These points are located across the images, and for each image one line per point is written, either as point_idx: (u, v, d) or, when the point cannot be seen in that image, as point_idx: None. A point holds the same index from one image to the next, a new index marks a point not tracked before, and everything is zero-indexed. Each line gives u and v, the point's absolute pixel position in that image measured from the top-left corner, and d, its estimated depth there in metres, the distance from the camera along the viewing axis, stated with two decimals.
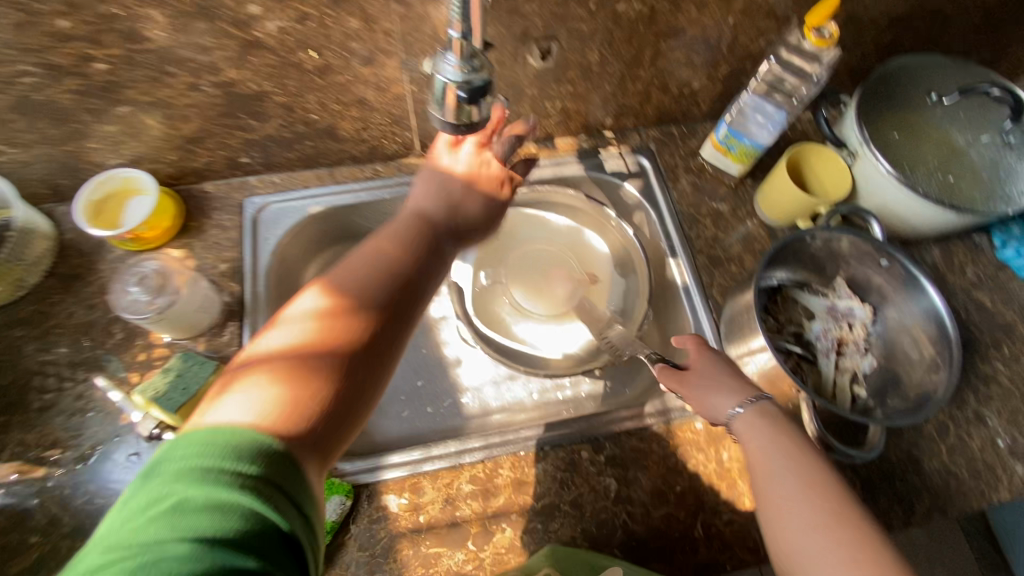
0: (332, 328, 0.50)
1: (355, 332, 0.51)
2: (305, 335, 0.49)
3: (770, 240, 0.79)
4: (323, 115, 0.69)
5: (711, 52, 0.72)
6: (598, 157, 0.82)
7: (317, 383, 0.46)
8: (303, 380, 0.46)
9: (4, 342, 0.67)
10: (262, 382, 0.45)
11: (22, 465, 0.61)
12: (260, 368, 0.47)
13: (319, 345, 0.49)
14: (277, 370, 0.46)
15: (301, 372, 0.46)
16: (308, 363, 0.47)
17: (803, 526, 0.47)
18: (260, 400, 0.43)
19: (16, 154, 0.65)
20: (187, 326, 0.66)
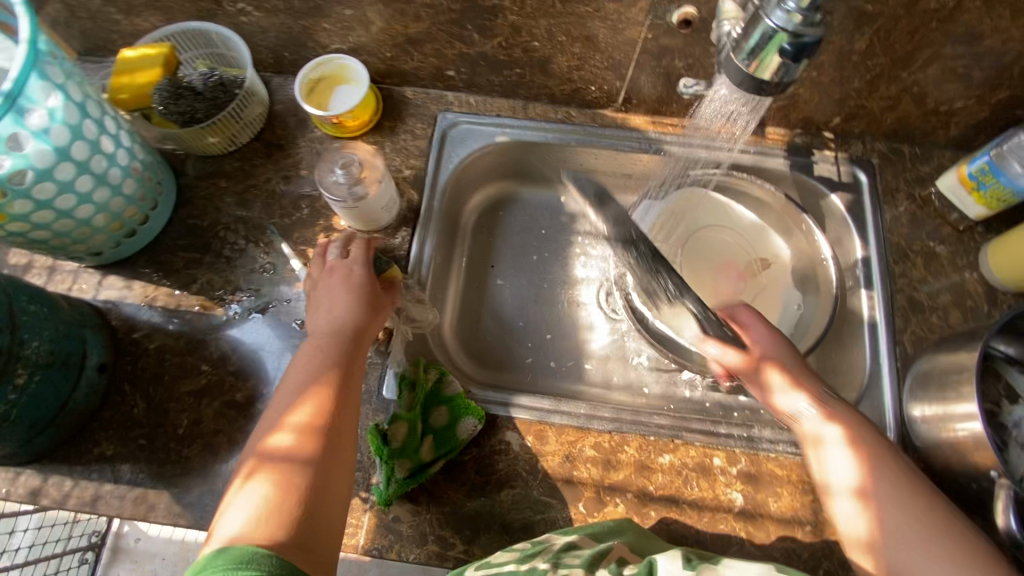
0: (314, 368, 0.56)
1: (346, 366, 0.57)
2: (304, 377, 0.56)
3: (987, 299, 0.68)
4: (544, 45, 0.66)
5: (1000, 68, 0.61)
6: (809, 157, 0.74)
7: (312, 442, 0.51)
8: (304, 444, 0.51)
9: (210, 190, 0.73)
10: (287, 437, 0.52)
11: (206, 301, 0.68)
12: (296, 363, 0.57)
13: (314, 391, 0.54)
14: (295, 424, 0.53)
15: (313, 404, 0.54)
16: (309, 430, 0.52)
17: (870, 442, 0.54)
18: (283, 457, 0.51)
19: (260, 19, 0.69)
20: (373, 219, 0.68)
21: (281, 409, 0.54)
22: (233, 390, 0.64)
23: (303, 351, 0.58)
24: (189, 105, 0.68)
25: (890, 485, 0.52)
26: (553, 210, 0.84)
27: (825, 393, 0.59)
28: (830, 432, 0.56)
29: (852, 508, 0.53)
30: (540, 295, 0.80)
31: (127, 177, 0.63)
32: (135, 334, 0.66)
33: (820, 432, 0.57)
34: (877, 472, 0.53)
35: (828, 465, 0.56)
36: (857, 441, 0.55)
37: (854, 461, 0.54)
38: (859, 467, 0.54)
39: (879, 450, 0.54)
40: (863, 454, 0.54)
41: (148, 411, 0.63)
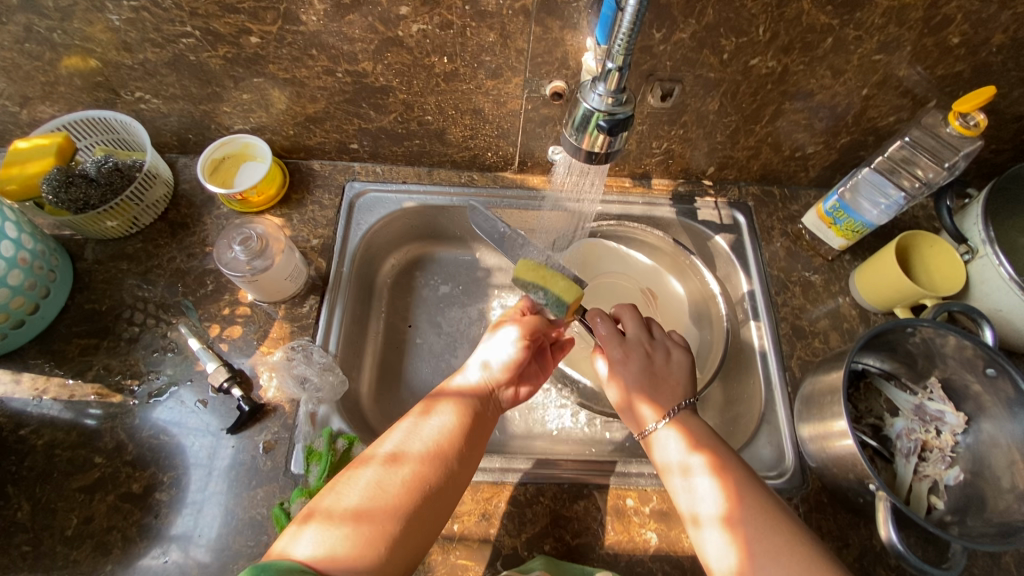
0: (478, 416, 0.58)
1: (475, 422, 0.58)
2: (454, 413, 0.57)
3: (860, 321, 0.74)
4: (437, 118, 0.71)
5: (834, 120, 0.70)
6: (692, 204, 0.81)
7: (422, 472, 0.52)
8: (426, 468, 0.53)
9: (110, 273, 0.72)
10: (408, 468, 0.52)
11: (102, 389, 0.65)
12: (442, 403, 0.59)
13: (466, 418, 0.58)
14: (418, 457, 0.53)
15: (456, 436, 0.56)
16: (437, 458, 0.54)
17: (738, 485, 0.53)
18: (396, 487, 0.51)
19: (159, 105, 0.71)
20: (273, 283, 0.67)
21: (355, 489, 0.50)
22: (130, 481, 0.61)
23: (460, 392, 0.60)
24: (82, 192, 0.67)
25: (756, 514, 0.51)
26: (468, 266, 0.87)
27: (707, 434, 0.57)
28: (695, 460, 0.55)
29: (718, 536, 0.51)
30: (460, 351, 0.80)
31: (11, 269, 0.62)
32: (22, 430, 0.63)
33: (687, 462, 0.55)
34: (743, 497, 0.52)
35: (696, 494, 0.54)
36: (721, 469, 0.54)
37: (720, 489, 0.53)
38: (725, 496, 0.52)
39: (740, 474, 0.54)
40: (728, 483, 0.53)
41: (32, 514, 0.59)
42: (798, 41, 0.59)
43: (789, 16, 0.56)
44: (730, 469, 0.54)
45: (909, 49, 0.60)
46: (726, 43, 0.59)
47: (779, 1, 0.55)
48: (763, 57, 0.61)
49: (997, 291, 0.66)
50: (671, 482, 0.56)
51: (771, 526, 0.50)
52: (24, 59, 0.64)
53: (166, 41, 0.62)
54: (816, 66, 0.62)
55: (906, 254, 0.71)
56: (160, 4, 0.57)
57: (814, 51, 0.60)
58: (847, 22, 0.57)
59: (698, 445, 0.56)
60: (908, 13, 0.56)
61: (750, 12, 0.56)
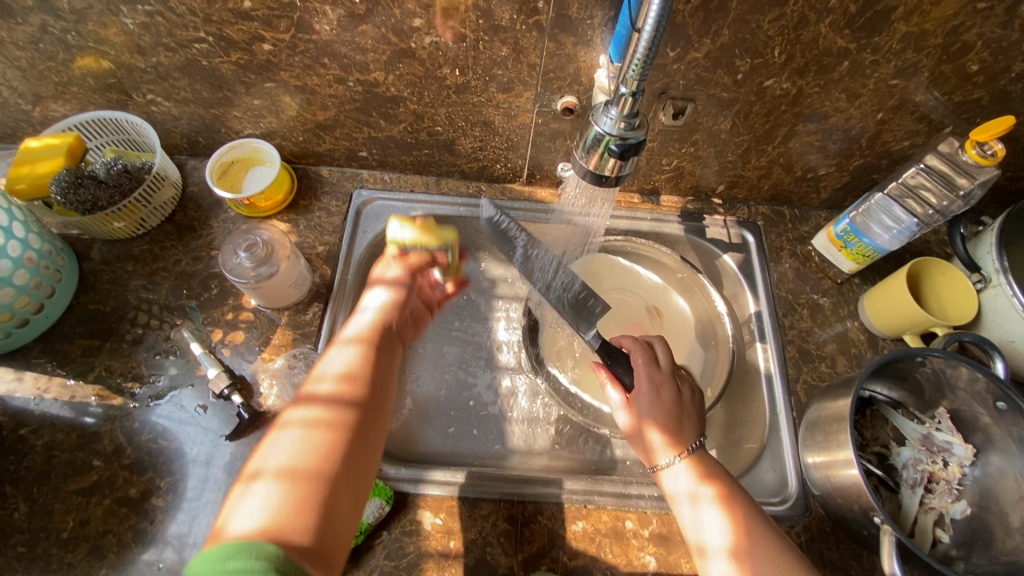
0: (334, 420, 0.52)
1: (361, 416, 0.53)
2: (315, 422, 0.51)
3: (868, 346, 0.73)
4: (446, 129, 0.71)
5: (848, 142, 0.69)
6: (701, 222, 0.80)
7: (331, 435, 0.50)
8: (326, 429, 0.51)
9: (115, 274, 0.72)
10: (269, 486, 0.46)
11: (103, 390, 0.65)
12: (301, 412, 0.52)
13: (329, 426, 0.51)
14: (281, 474, 0.47)
15: (325, 445, 0.49)
16: (340, 424, 0.51)
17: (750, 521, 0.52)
18: (304, 452, 0.49)
19: (170, 108, 0.71)
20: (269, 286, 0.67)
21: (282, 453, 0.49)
22: (127, 485, 0.60)
23: (320, 398, 0.53)
24: (90, 193, 0.68)
25: (763, 546, 0.50)
26: (473, 276, 0.86)
27: (718, 466, 0.57)
28: (704, 491, 0.55)
29: (725, 568, 0.51)
30: (463, 362, 0.80)
31: (18, 268, 0.62)
32: (22, 429, 0.63)
33: (696, 491, 0.55)
34: (751, 531, 0.52)
35: (703, 525, 0.53)
36: (729, 501, 0.54)
37: (727, 521, 0.52)
38: (732, 528, 0.52)
39: (749, 505, 0.54)
40: (736, 516, 0.53)
41: (28, 515, 0.59)
42: (814, 64, 0.58)
43: (805, 39, 0.56)
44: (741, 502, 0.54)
45: (927, 75, 0.59)
46: (740, 64, 0.59)
47: (796, 24, 0.54)
48: (777, 78, 0.60)
49: (1011, 322, 0.65)
50: (679, 512, 0.56)
51: (781, 565, 0.49)
52: (38, 59, 0.64)
53: (179, 46, 0.62)
54: (831, 89, 0.61)
55: (917, 281, 0.70)
56: (175, 10, 0.57)
57: (830, 74, 0.59)
58: (864, 46, 0.56)
59: (707, 476, 0.56)
60: (927, 40, 0.56)
61: (766, 34, 0.55)
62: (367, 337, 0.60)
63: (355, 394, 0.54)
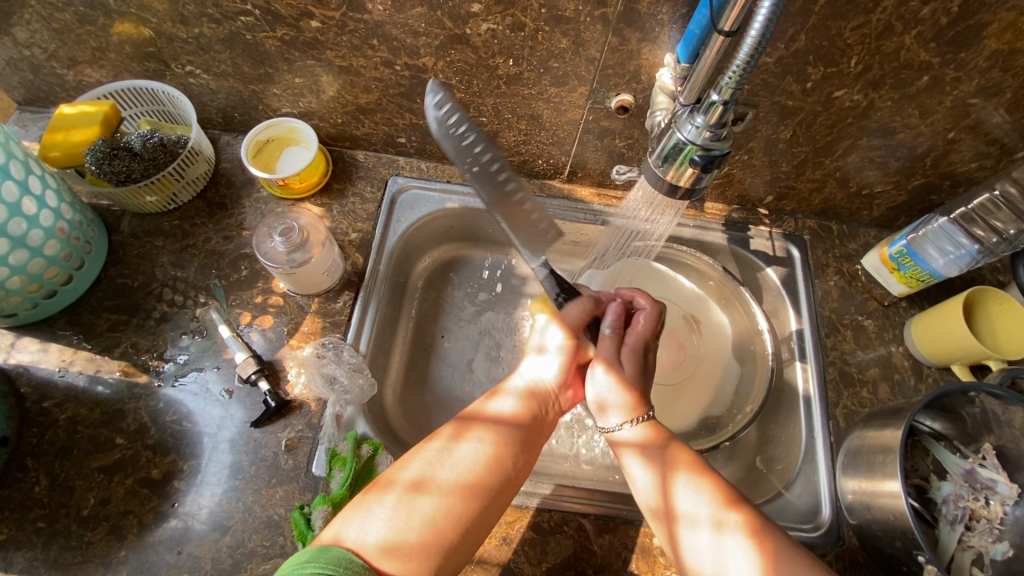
0: (502, 437, 0.54)
1: (527, 437, 0.56)
2: (490, 440, 0.53)
3: (912, 373, 0.71)
4: (491, 120, 0.68)
5: (911, 160, 0.66)
6: (745, 232, 0.77)
7: (461, 501, 0.49)
8: (462, 498, 0.50)
9: (144, 248, 0.70)
10: (435, 498, 0.49)
11: (128, 367, 0.64)
12: (478, 427, 0.54)
13: (501, 443, 0.54)
14: (446, 489, 0.49)
15: (490, 465, 0.52)
16: (474, 492, 0.50)
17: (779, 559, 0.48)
18: (431, 517, 0.48)
19: (208, 81, 0.69)
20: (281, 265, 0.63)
21: (361, 525, 0.47)
22: (149, 466, 0.59)
23: (501, 416, 0.56)
24: (124, 165, 0.66)
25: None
26: (504, 272, 0.84)
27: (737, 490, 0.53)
28: (730, 518, 0.50)
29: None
30: (490, 360, 0.78)
31: (49, 238, 0.61)
32: (46, 402, 0.62)
33: (720, 518, 0.50)
34: (782, 566, 0.47)
35: (727, 556, 0.49)
36: (758, 533, 0.49)
37: (755, 558, 0.48)
38: (760, 564, 0.48)
39: (775, 534, 0.49)
40: (765, 550, 0.48)
41: (49, 490, 0.58)
42: (891, 76, 0.55)
43: (886, 50, 0.52)
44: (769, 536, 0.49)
45: (1009, 96, 0.56)
46: (812, 72, 0.55)
47: (878, 33, 0.51)
48: (849, 90, 0.57)
49: None
50: (695, 537, 0.51)
51: None
52: (77, 22, 0.62)
53: (224, 18, 0.59)
54: (904, 105, 0.58)
55: (972, 310, 0.67)
56: None
57: (906, 88, 0.56)
58: (948, 61, 0.53)
59: (734, 502, 0.51)
60: (1016, 58, 0.52)
61: (845, 42, 0.52)
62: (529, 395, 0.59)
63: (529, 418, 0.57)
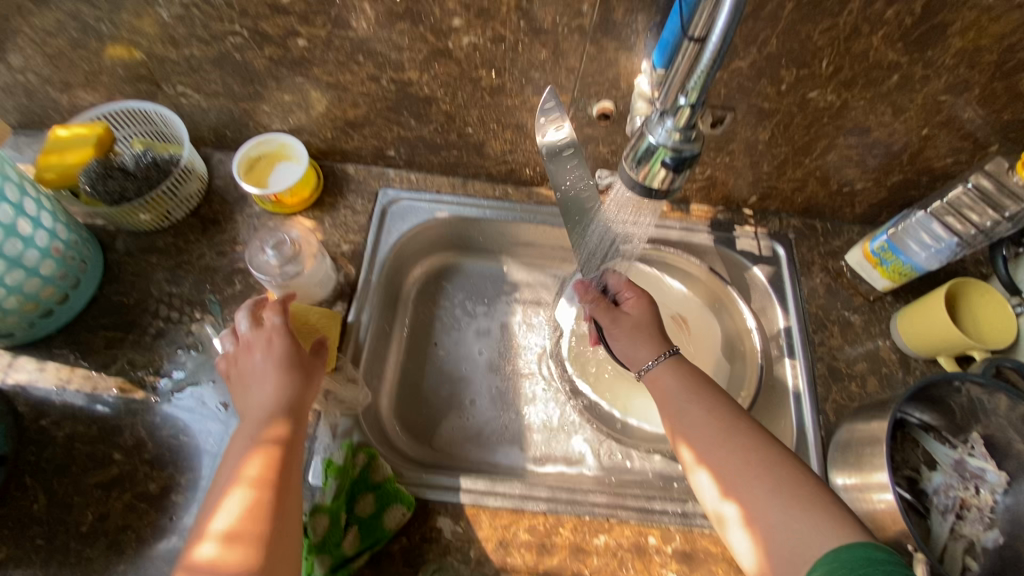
0: (280, 430, 0.53)
1: (294, 419, 0.54)
2: (276, 423, 0.53)
3: (900, 367, 0.72)
4: (478, 130, 0.70)
5: (888, 157, 0.67)
6: (731, 232, 0.79)
7: (269, 487, 0.49)
8: (266, 483, 0.49)
9: (139, 266, 0.71)
10: (236, 499, 0.48)
11: (125, 383, 0.65)
12: (260, 418, 0.54)
13: (269, 437, 0.52)
14: (248, 480, 0.49)
15: (263, 463, 0.50)
16: (270, 479, 0.50)
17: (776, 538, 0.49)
18: (244, 506, 0.48)
19: (200, 101, 0.71)
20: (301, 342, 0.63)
21: (215, 513, 0.48)
22: (146, 482, 0.60)
23: (268, 403, 0.54)
24: (118, 184, 0.68)
25: (787, 556, 0.48)
26: (496, 278, 0.85)
27: (732, 460, 0.54)
28: (727, 511, 0.53)
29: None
30: (483, 367, 0.79)
31: (44, 258, 0.62)
32: (43, 420, 0.62)
33: (721, 511, 0.53)
34: (775, 533, 0.49)
35: (735, 545, 0.52)
36: (751, 520, 0.51)
37: (751, 546, 0.50)
38: (756, 552, 0.50)
39: (770, 502, 0.50)
40: (759, 534, 0.50)
41: (48, 507, 0.58)
42: (863, 76, 0.57)
43: (855, 51, 0.54)
44: (767, 509, 0.50)
45: (977, 92, 0.57)
46: (785, 74, 0.57)
47: (847, 35, 0.53)
48: (822, 90, 0.59)
49: None
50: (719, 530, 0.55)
51: None
52: (71, 47, 0.64)
53: (213, 38, 0.61)
54: (877, 103, 0.60)
55: (954, 300, 0.68)
56: (212, 2, 0.57)
57: (878, 87, 0.58)
58: (916, 60, 0.55)
59: (729, 492, 0.53)
60: (982, 55, 0.54)
61: (815, 44, 0.54)
62: (286, 360, 0.57)
63: (282, 401, 0.55)
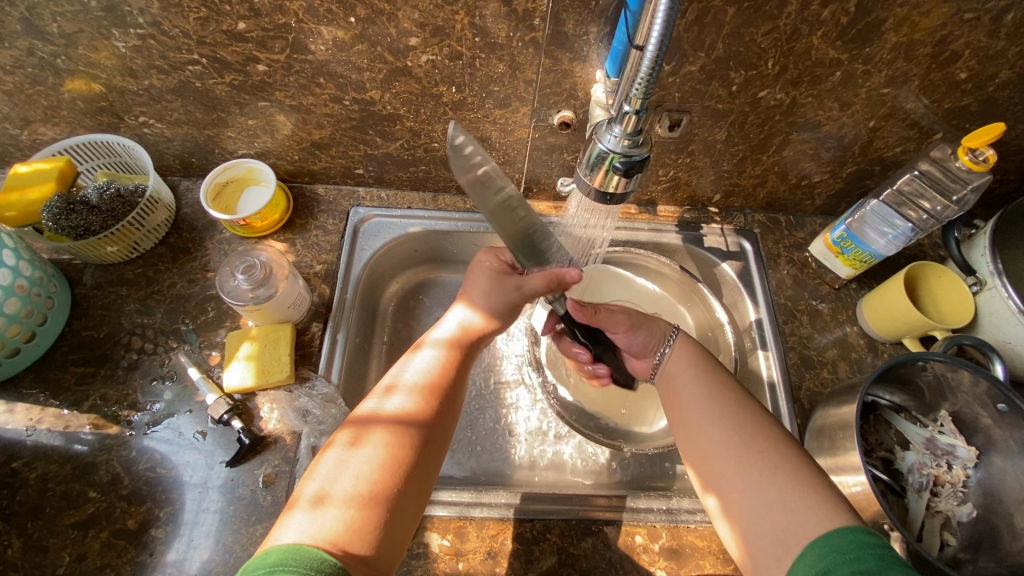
0: (403, 438, 0.51)
1: (428, 434, 0.53)
2: (389, 440, 0.50)
3: (868, 351, 0.74)
4: (444, 145, 0.71)
5: (841, 150, 0.70)
6: (697, 231, 0.81)
7: (373, 509, 0.46)
8: (375, 505, 0.46)
9: (109, 298, 0.71)
10: (339, 509, 0.45)
11: (98, 419, 0.63)
12: (371, 428, 0.51)
13: (392, 443, 0.50)
14: (350, 499, 0.46)
15: (391, 470, 0.49)
16: (379, 497, 0.47)
17: (751, 513, 0.48)
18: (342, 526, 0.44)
19: (163, 130, 0.70)
20: (280, 367, 0.65)
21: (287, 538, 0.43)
22: (123, 519, 0.58)
23: (393, 413, 0.53)
24: (82, 219, 0.67)
25: (765, 537, 0.46)
26: None
27: (711, 460, 0.53)
28: (710, 504, 0.52)
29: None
30: None
31: (8, 296, 0.62)
32: (14, 463, 0.61)
33: (707, 505, 0.53)
34: (751, 522, 0.48)
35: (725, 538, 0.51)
36: (729, 510, 0.50)
37: (733, 533, 0.49)
38: (736, 541, 0.49)
39: (747, 504, 0.48)
40: (737, 522, 0.49)
41: (22, 552, 0.57)
42: (807, 74, 0.59)
43: (798, 50, 0.56)
44: (738, 485, 0.50)
45: (916, 83, 0.60)
46: (734, 76, 0.59)
47: (788, 36, 0.55)
48: (771, 89, 0.61)
49: (1000, 322, 0.66)
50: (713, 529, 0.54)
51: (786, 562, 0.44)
52: (28, 84, 0.63)
53: (172, 68, 0.61)
54: (824, 99, 0.62)
55: (915, 283, 0.71)
56: (168, 32, 0.57)
57: (823, 84, 0.60)
58: (855, 56, 0.57)
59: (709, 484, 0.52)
60: (916, 49, 0.56)
61: (759, 46, 0.56)
62: (430, 388, 0.56)
63: (425, 415, 0.54)
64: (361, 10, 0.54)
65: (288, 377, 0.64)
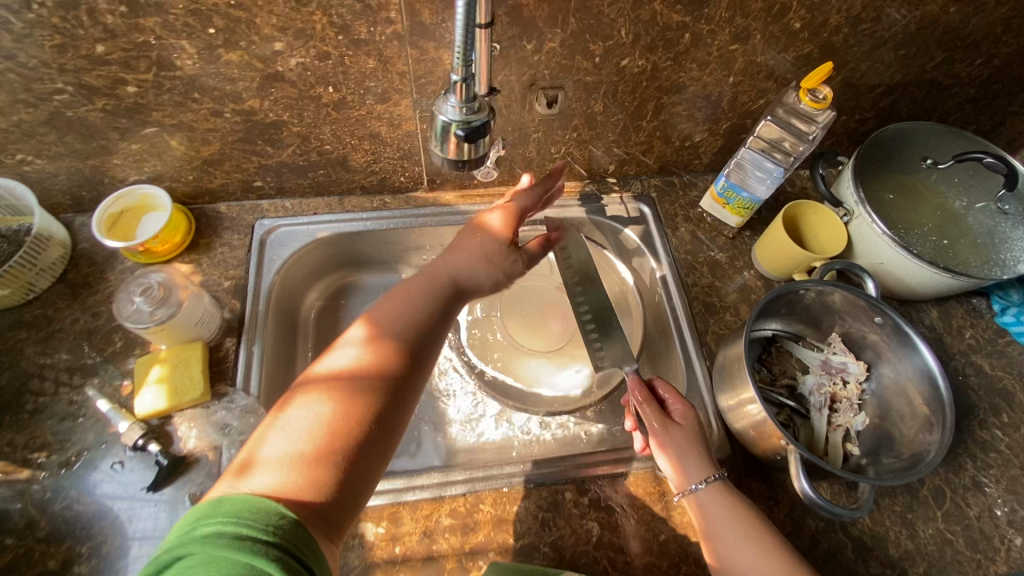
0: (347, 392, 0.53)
1: (381, 386, 0.54)
2: (329, 398, 0.52)
3: (765, 290, 0.79)
4: (336, 146, 0.72)
5: (711, 108, 0.75)
6: (599, 202, 0.85)
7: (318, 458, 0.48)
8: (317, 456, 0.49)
9: (8, 344, 0.68)
10: (278, 465, 0.47)
11: (6, 467, 0.61)
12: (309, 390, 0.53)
13: (338, 400, 0.52)
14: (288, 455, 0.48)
15: (334, 423, 0.51)
16: (320, 448, 0.49)
17: (720, 515, 0.57)
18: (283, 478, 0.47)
19: (44, 165, 0.69)
20: (193, 385, 0.64)
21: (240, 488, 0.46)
22: (42, 562, 0.57)
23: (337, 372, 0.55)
24: None
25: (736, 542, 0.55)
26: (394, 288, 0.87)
27: (682, 452, 0.59)
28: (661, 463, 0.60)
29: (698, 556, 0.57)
30: None
31: None
32: None
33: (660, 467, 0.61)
34: (722, 519, 0.57)
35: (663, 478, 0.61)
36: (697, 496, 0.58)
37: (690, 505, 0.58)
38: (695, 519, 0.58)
39: (719, 503, 0.57)
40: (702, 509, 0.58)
41: None
42: (659, 39, 0.64)
43: (645, 17, 0.61)
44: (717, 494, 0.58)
45: (759, 37, 0.66)
46: (594, 48, 0.63)
47: (632, 5, 0.59)
48: (632, 57, 0.65)
49: (871, 246, 0.73)
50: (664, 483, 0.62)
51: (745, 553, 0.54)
52: None
53: (39, 100, 0.60)
54: (682, 61, 0.67)
55: (794, 221, 0.77)
56: (26, 63, 0.56)
57: (676, 47, 0.65)
58: (698, 18, 0.62)
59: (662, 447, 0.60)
60: (750, 5, 0.62)
61: (609, 17, 0.60)
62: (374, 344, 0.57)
63: (373, 369, 0.55)
64: (219, 21, 0.55)
65: (202, 395, 0.64)
